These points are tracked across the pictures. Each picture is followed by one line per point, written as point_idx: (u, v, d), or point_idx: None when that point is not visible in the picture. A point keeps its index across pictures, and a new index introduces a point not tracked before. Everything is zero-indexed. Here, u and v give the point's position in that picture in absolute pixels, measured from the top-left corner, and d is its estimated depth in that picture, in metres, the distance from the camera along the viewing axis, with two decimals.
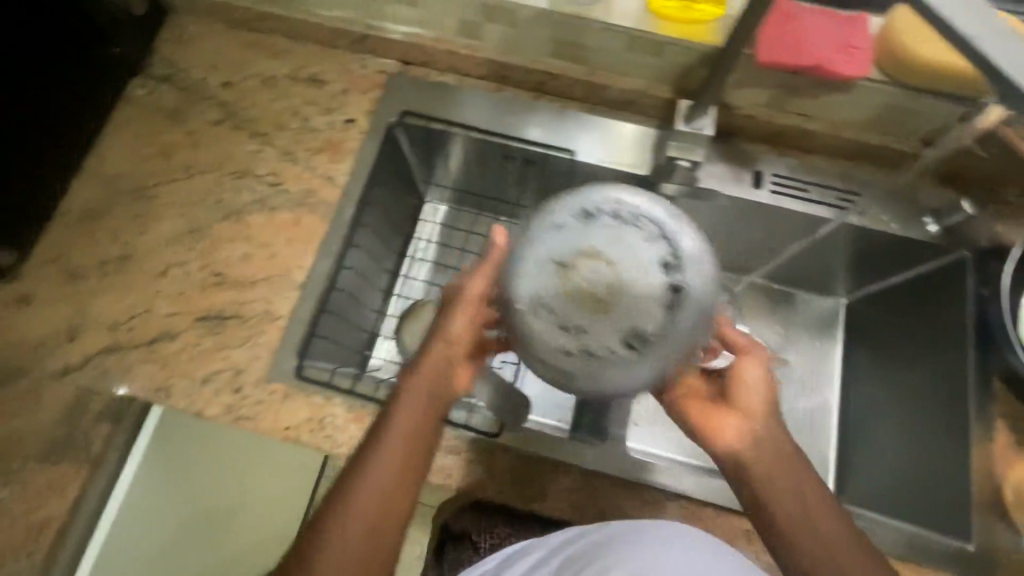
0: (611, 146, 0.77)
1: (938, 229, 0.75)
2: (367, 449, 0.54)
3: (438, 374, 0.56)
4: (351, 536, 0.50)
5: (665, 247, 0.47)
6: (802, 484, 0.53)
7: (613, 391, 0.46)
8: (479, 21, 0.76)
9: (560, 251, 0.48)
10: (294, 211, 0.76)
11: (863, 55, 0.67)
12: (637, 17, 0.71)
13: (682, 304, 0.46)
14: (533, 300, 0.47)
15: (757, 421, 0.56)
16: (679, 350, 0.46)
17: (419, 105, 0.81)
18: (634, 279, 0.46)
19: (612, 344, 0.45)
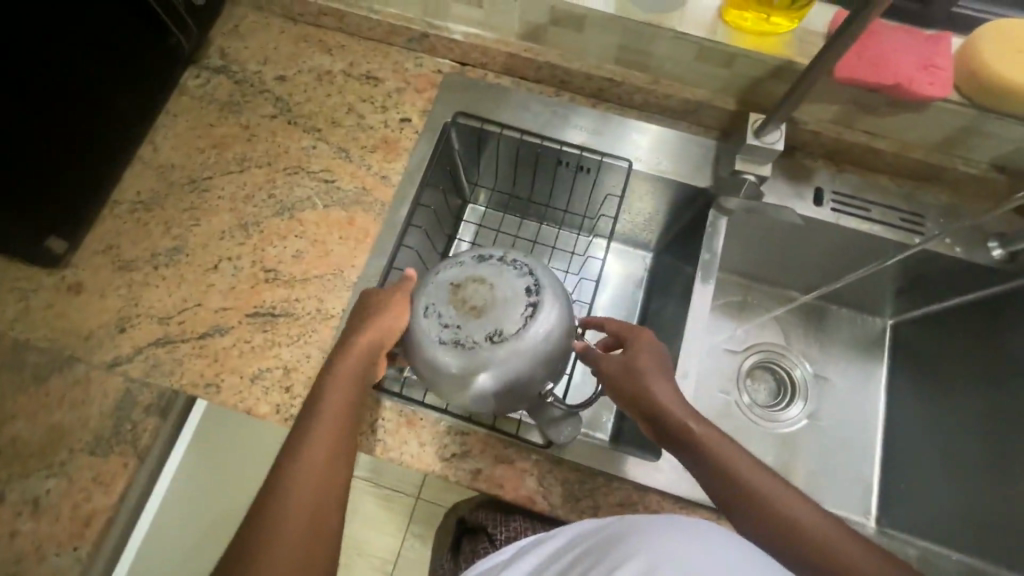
0: (669, 156, 0.77)
1: (1002, 254, 0.73)
2: (297, 430, 0.55)
3: (362, 354, 0.59)
4: (293, 517, 0.49)
5: (532, 278, 0.61)
6: (726, 456, 0.54)
7: (477, 379, 0.57)
8: (544, 24, 0.75)
9: (454, 278, 0.61)
10: (348, 209, 0.75)
11: (946, 75, 0.65)
12: (708, 28, 0.70)
13: (536, 316, 0.58)
14: (426, 307, 0.60)
15: (660, 413, 0.57)
16: (531, 351, 0.57)
17: (475, 106, 0.80)
18: (505, 296, 0.59)
19: (476, 340, 0.57)
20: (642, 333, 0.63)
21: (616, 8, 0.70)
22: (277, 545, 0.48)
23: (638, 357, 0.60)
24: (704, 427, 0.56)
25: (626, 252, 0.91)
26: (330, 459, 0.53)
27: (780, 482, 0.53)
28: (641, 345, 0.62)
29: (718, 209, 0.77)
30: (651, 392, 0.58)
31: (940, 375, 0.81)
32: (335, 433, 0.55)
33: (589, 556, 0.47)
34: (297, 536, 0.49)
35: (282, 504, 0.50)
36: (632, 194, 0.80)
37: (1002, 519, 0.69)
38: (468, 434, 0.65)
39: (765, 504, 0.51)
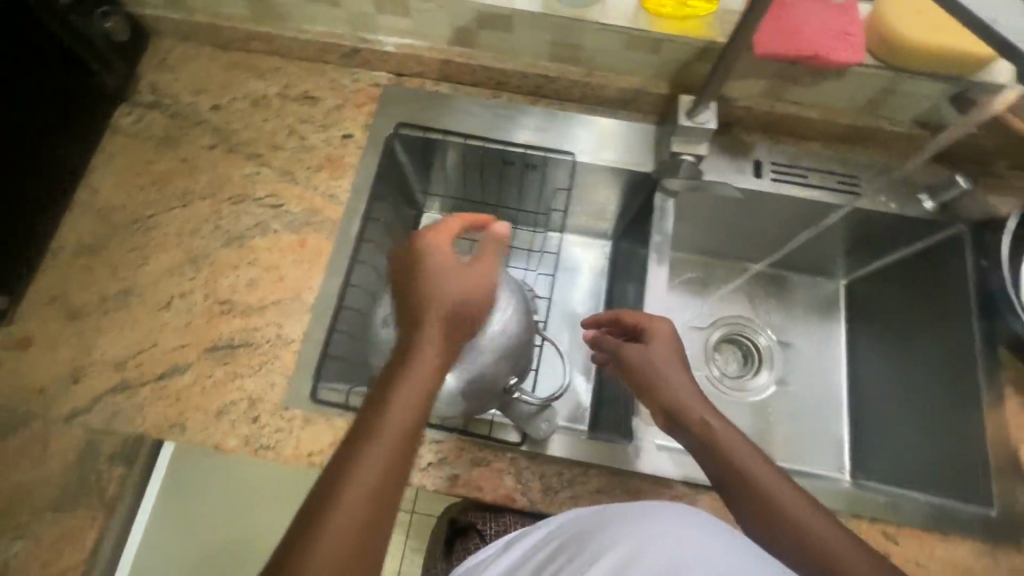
0: (612, 146, 0.78)
1: (934, 205, 0.76)
2: (361, 418, 0.48)
3: (439, 342, 0.51)
4: (351, 527, 0.42)
5: None
6: (730, 445, 0.56)
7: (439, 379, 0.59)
8: (473, 28, 0.75)
9: None
10: (298, 232, 0.75)
11: (858, 41, 0.68)
12: (633, 17, 0.71)
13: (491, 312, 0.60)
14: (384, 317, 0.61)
15: (670, 398, 0.60)
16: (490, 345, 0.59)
17: (416, 116, 0.80)
18: None
19: None
20: (659, 322, 0.64)
21: (540, 6, 0.71)
22: (327, 561, 0.41)
23: (654, 347, 0.63)
24: (712, 414, 0.58)
25: (585, 242, 0.92)
26: (397, 462, 0.46)
27: (780, 474, 0.54)
28: (656, 333, 0.63)
29: (664, 191, 0.78)
30: (664, 380, 0.61)
31: (893, 325, 0.85)
32: (408, 427, 0.47)
33: (566, 551, 0.48)
34: (352, 551, 0.42)
35: (338, 509, 0.43)
36: (579, 185, 0.82)
37: (953, 455, 0.72)
38: (441, 442, 0.65)
39: (762, 493, 0.53)
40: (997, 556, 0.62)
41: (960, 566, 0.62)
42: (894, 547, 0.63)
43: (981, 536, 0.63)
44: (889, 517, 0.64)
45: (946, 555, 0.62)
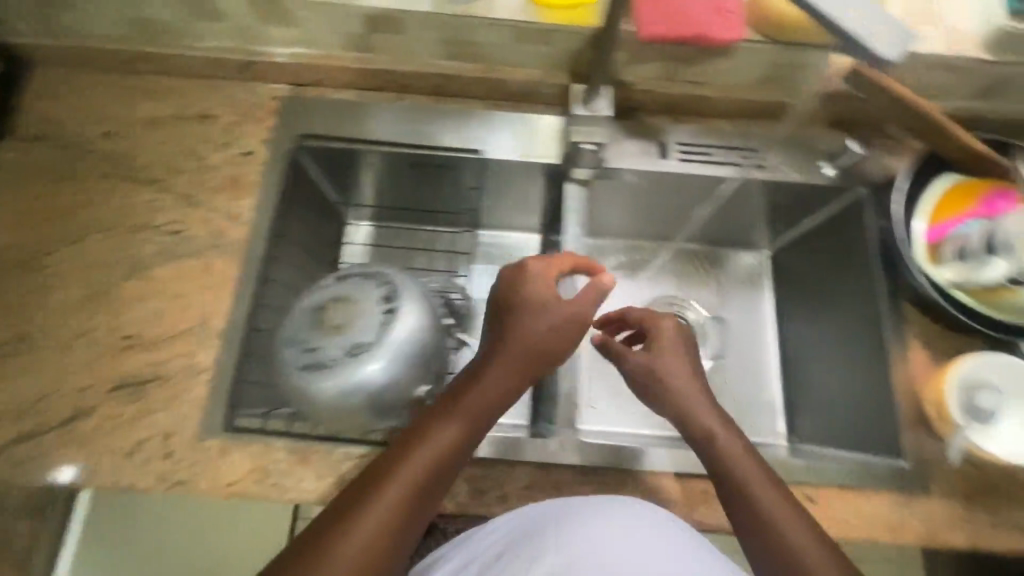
0: (518, 139, 0.77)
1: (833, 170, 0.78)
2: (418, 423, 0.57)
3: (501, 377, 0.59)
4: (384, 513, 0.52)
5: (387, 286, 0.61)
6: (729, 452, 0.58)
7: (344, 394, 0.58)
8: (364, 31, 0.74)
9: (316, 302, 0.61)
10: (202, 257, 0.72)
11: (736, 18, 0.68)
12: (520, 10, 0.71)
13: (393, 321, 0.59)
14: (288, 336, 0.60)
15: (671, 395, 0.62)
16: (395, 355, 0.58)
17: (318, 126, 0.78)
18: (359, 310, 0.59)
19: (335, 356, 0.58)
20: (672, 325, 0.66)
21: (425, 4, 0.70)
22: (363, 533, 0.51)
23: (660, 347, 0.65)
24: (714, 419, 0.60)
25: (509, 235, 0.91)
26: (440, 466, 0.55)
27: (776, 484, 0.57)
28: (666, 335, 0.66)
29: (575, 181, 0.78)
30: (671, 380, 0.63)
31: (811, 290, 0.87)
32: (451, 444, 0.56)
33: (505, 552, 0.55)
34: (379, 534, 0.51)
35: (377, 493, 0.52)
36: (491, 182, 0.81)
37: (867, 412, 0.73)
38: (365, 456, 0.65)
39: (752, 500, 0.56)
40: (910, 504, 0.64)
41: (876, 517, 0.64)
42: (814, 506, 0.64)
43: (894, 488, 0.65)
44: (807, 479, 0.66)
45: (863, 509, 0.64)
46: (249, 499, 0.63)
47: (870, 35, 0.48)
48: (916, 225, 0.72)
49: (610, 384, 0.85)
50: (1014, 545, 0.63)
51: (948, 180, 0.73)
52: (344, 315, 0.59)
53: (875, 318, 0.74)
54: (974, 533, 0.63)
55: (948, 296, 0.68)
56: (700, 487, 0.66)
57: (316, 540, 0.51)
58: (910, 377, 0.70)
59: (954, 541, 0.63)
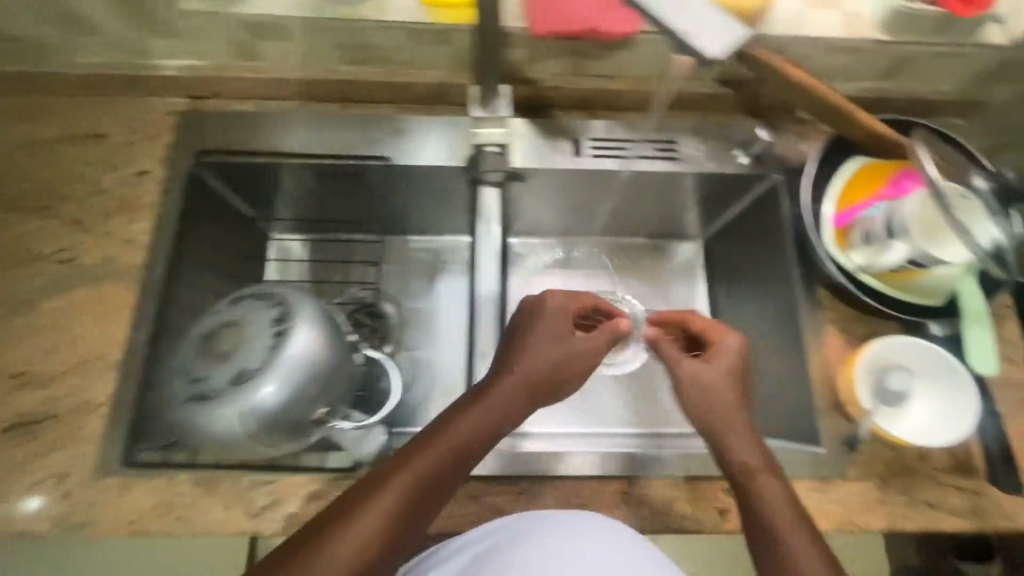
0: (427, 142, 0.75)
1: (748, 160, 0.77)
2: (427, 430, 0.57)
3: (512, 396, 0.59)
4: (384, 515, 0.51)
5: (280, 308, 0.59)
6: (760, 481, 0.56)
7: (232, 424, 0.55)
8: (252, 40, 0.70)
9: (206, 329, 0.58)
10: (96, 285, 0.69)
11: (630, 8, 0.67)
12: (410, 11, 0.68)
13: (284, 345, 0.56)
14: (175, 367, 0.57)
15: (722, 416, 0.59)
16: (288, 380, 0.56)
17: (215, 140, 0.75)
18: (249, 335, 0.57)
19: (220, 386, 0.55)
20: (732, 344, 0.63)
21: (308, 10, 0.67)
22: (355, 536, 0.49)
23: (716, 363, 0.61)
24: (759, 450, 0.57)
25: (432, 241, 0.90)
26: (442, 474, 0.54)
27: (801, 513, 0.54)
28: (726, 352, 0.62)
29: (491, 183, 0.75)
30: (723, 402, 0.60)
31: (737, 278, 0.86)
32: (455, 452, 0.55)
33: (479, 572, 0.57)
34: (376, 537, 0.50)
35: (380, 494, 0.51)
36: (404, 187, 0.79)
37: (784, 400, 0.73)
38: (273, 483, 0.63)
39: (761, 517, 0.54)
40: (827, 490, 0.65)
41: None
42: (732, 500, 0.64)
43: (810, 476, 0.65)
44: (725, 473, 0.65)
45: None
46: (152, 536, 0.61)
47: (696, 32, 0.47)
48: (824, 209, 0.72)
49: None
50: (928, 524, 0.64)
51: (852, 167, 0.73)
52: (233, 341, 0.57)
53: (792, 305, 0.73)
54: (890, 515, 0.64)
55: (853, 279, 0.69)
56: (619, 488, 0.65)
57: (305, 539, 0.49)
58: (824, 363, 0.70)
59: (871, 525, 0.64)
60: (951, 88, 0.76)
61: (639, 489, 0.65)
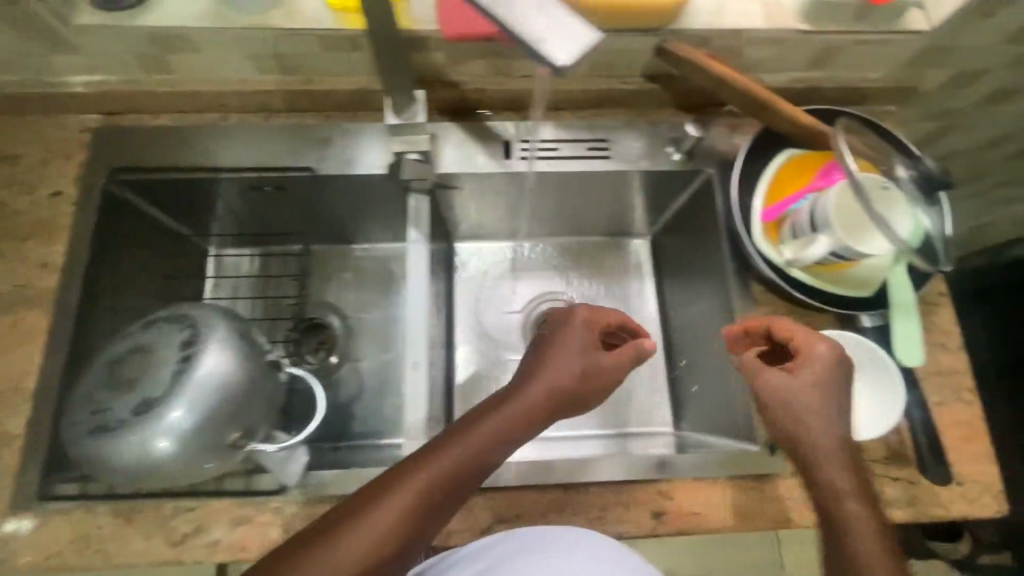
0: (355, 150, 0.74)
1: (682, 156, 0.77)
2: (441, 436, 0.56)
3: (531, 408, 0.59)
4: (390, 521, 0.51)
5: (189, 331, 0.56)
6: (850, 507, 0.52)
7: (139, 456, 0.53)
8: (159, 53, 0.68)
9: (114, 356, 0.56)
10: (8, 313, 0.67)
11: None
12: (319, 17, 0.65)
13: (190, 370, 0.54)
14: (80, 397, 0.55)
15: (821, 436, 0.54)
16: (196, 407, 0.54)
17: (131, 157, 0.73)
18: (155, 361, 0.55)
19: (124, 416, 0.53)
20: (829, 357, 0.57)
21: (212, 21, 0.64)
22: (362, 532, 0.50)
23: (803, 375, 0.56)
24: (854, 472, 0.54)
25: (377, 248, 0.89)
26: (455, 480, 0.54)
27: (887, 538, 0.52)
28: (823, 364, 0.56)
29: (416, 192, 0.74)
30: (818, 416, 0.55)
31: (682, 274, 0.86)
32: (471, 461, 0.55)
33: None
34: (380, 542, 0.50)
35: (387, 499, 0.51)
36: (334, 197, 0.77)
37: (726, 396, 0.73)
38: (198, 509, 0.61)
39: (847, 543, 0.51)
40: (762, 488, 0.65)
41: (728, 506, 0.65)
42: (668, 503, 0.65)
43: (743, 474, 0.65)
44: (661, 475, 0.65)
45: (716, 500, 0.65)
46: (73, 570, 0.59)
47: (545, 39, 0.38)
48: (754, 201, 0.71)
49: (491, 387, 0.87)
50: None
51: (784, 158, 0.72)
52: (140, 368, 0.55)
53: (727, 303, 0.73)
54: None
55: (783, 272, 0.69)
56: (554, 496, 0.65)
57: (313, 533, 0.50)
58: None
59: (805, 520, 0.64)
60: (881, 76, 0.75)
61: (574, 496, 0.65)
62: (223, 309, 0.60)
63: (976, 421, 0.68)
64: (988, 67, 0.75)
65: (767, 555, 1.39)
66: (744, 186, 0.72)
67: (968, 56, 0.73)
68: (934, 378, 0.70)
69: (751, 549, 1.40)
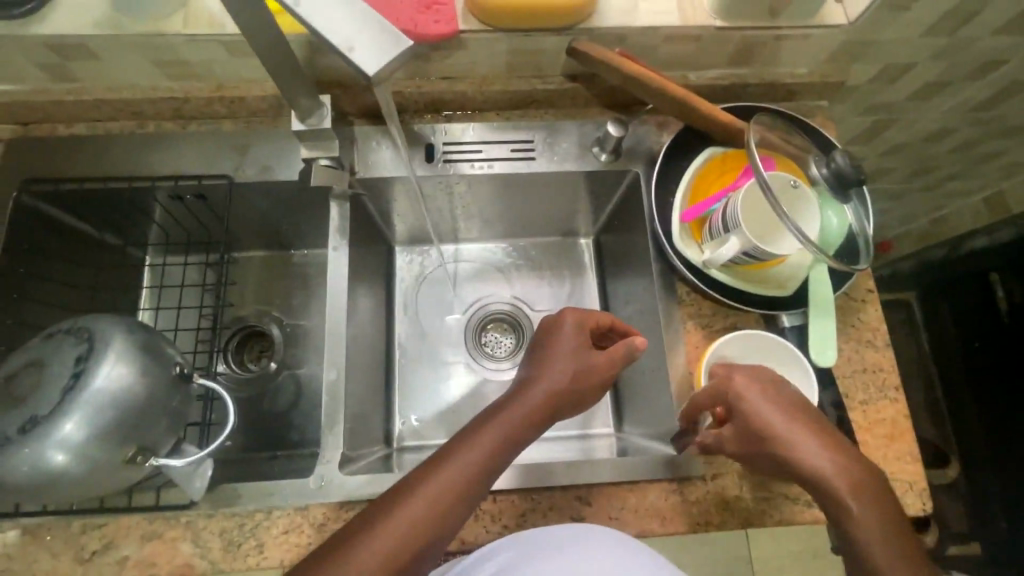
0: (274, 158, 0.73)
1: (608, 156, 0.76)
2: (444, 448, 0.56)
3: (533, 410, 0.58)
4: (403, 531, 0.50)
5: (85, 345, 0.55)
6: (845, 503, 0.52)
7: (27, 475, 0.52)
8: (60, 62, 0.67)
9: (8, 370, 0.54)
10: None
11: (446, 12, 0.64)
12: (220, 22, 0.64)
13: (82, 386, 0.53)
14: None
15: (781, 449, 0.55)
16: (90, 424, 0.53)
17: (41, 169, 0.71)
18: (46, 376, 0.53)
19: (8, 434, 0.51)
20: (746, 377, 0.58)
21: (108, 27, 0.63)
22: (375, 545, 0.49)
23: (749, 403, 0.57)
24: (824, 459, 0.53)
25: (313, 254, 0.88)
26: (466, 488, 0.53)
27: (884, 511, 0.51)
28: (744, 388, 0.57)
29: (336, 198, 0.74)
30: (770, 428, 0.55)
31: (619, 275, 0.85)
32: (478, 469, 0.54)
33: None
34: (394, 554, 0.49)
35: (396, 510, 0.51)
36: (255, 203, 0.76)
37: (656, 398, 0.73)
38: (105, 526, 0.61)
39: (854, 541, 0.51)
40: (685, 492, 0.64)
41: (650, 509, 0.64)
42: (587, 508, 0.64)
43: (664, 477, 0.65)
44: (580, 479, 0.64)
45: (636, 504, 0.64)
46: None
47: (363, 48, 0.40)
48: (675, 202, 0.71)
49: (431, 393, 0.85)
50: (783, 519, 0.64)
51: (707, 156, 0.71)
52: (31, 384, 0.53)
53: (653, 304, 0.73)
54: (746, 513, 0.64)
55: (701, 273, 0.69)
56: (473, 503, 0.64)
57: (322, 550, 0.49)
58: (684, 363, 0.68)
59: (726, 524, 0.64)
60: (806, 71, 0.74)
61: (491, 505, 0.64)
62: (126, 321, 0.58)
63: (902, 419, 0.67)
64: (916, 58, 0.74)
65: (739, 549, 1.39)
66: (662, 189, 0.73)
67: (891, 48, 0.72)
68: (859, 376, 0.69)
69: (724, 546, 1.39)
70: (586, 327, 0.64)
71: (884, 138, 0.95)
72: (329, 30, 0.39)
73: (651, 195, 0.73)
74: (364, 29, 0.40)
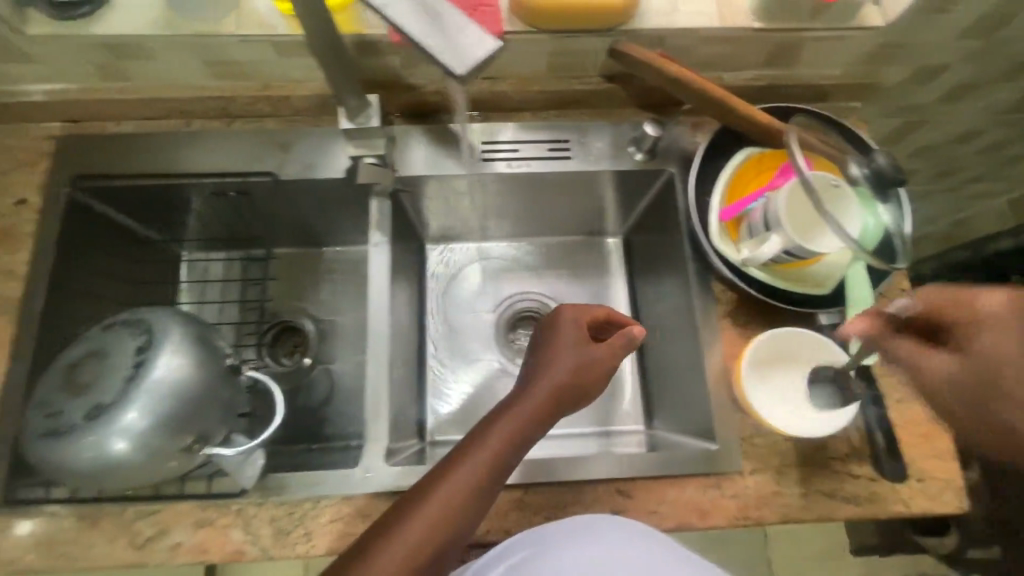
0: (316, 156, 0.74)
1: (643, 155, 0.77)
2: (461, 445, 0.57)
3: (540, 404, 0.59)
4: (427, 527, 0.51)
5: (144, 337, 0.56)
6: None
7: (90, 461, 0.53)
8: (115, 61, 0.69)
9: (70, 359, 0.56)
10: None
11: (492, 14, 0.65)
12: (271, 22, 0.66)
13: (144, 376, 0.55)
14: (36, 401, 0.55)
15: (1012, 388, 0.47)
16: (150, 414, 0.54)
17: (93, 165, 0.73)
18: (109, 366, 0.55)
19: (74, 421, 0.53)
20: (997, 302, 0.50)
21: (163, 27, 0.65)
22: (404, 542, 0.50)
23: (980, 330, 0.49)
24: None
25: (346, 251, 0.89)
26: (484, 482, 0.54)
27: None
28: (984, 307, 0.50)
29: (377, 195, 0.76)
30: (1002, 364, 0.47)
31: (650, 273, 0.86)
32: (490, 463, 0.55)
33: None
34: (418, 550, 0.50)
35: (421, 507, 0.52)
36: (297, 200, 0.78)
37: (691, 395, 0.73)
38: (158, 513, 0.62)
39: None
40: (723, 487, 0.65)
41: (689, 503, 0.65)
42: (627, 501, 0.65)
43: (702, 472, 0.65)
44: (620, 474, 0.65)
45: (675, 498, 0.65)
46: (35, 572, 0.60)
47: (447, 46, 0.43)
48: (711, 202, 0.72)
49: (463, 389, 0.86)
50: (821, 515, 0.64)
51: (745, 155, 0.72)
52: (94, 373, 0.55)
53: (689, 302, 0.73)
54: (784, 509, 0.65)
55: (740, 271, 0.69)
56: (513, 496, 0.65)
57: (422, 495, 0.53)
58: (721, 360, 0.70)
59: (764, 518, 0.65)
60: (841, 72, 0.75)
61: (532, 497, 0.65)
62: (182, 314, 0.60)
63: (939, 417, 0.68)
64: (950, 60, 0.75)
65: (758, 549, 1.39)
66: (700, 188, 0.74)
67: (926, 50, 0.72)
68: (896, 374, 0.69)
69: (744, 546, 1.39)
70: (584, 321, 0.65)
71: (912, 139, 0.96)
72: (418, 33, 0.43)
73: (688, 194, 0.74)
74: (449, 28, 0.43)
